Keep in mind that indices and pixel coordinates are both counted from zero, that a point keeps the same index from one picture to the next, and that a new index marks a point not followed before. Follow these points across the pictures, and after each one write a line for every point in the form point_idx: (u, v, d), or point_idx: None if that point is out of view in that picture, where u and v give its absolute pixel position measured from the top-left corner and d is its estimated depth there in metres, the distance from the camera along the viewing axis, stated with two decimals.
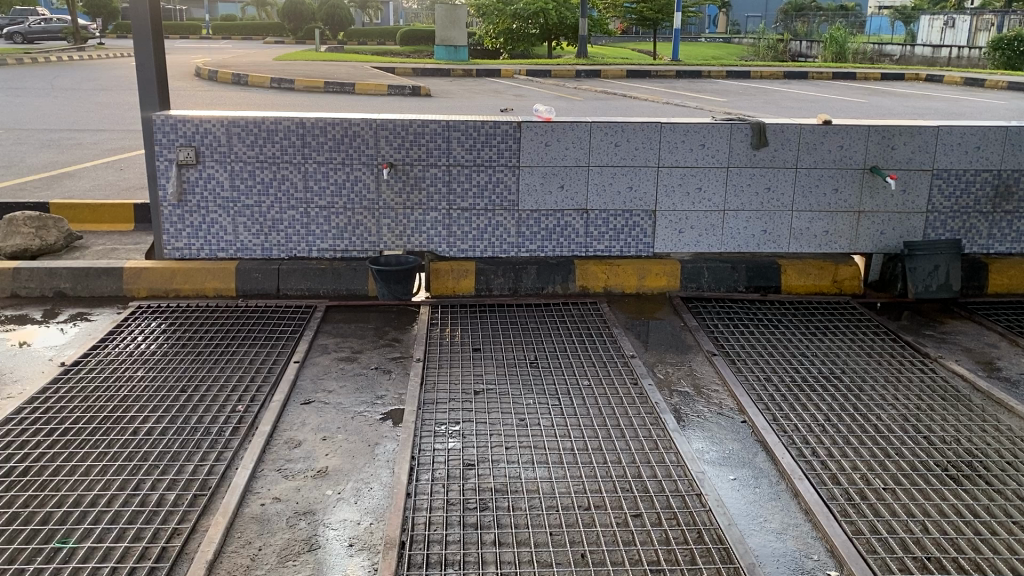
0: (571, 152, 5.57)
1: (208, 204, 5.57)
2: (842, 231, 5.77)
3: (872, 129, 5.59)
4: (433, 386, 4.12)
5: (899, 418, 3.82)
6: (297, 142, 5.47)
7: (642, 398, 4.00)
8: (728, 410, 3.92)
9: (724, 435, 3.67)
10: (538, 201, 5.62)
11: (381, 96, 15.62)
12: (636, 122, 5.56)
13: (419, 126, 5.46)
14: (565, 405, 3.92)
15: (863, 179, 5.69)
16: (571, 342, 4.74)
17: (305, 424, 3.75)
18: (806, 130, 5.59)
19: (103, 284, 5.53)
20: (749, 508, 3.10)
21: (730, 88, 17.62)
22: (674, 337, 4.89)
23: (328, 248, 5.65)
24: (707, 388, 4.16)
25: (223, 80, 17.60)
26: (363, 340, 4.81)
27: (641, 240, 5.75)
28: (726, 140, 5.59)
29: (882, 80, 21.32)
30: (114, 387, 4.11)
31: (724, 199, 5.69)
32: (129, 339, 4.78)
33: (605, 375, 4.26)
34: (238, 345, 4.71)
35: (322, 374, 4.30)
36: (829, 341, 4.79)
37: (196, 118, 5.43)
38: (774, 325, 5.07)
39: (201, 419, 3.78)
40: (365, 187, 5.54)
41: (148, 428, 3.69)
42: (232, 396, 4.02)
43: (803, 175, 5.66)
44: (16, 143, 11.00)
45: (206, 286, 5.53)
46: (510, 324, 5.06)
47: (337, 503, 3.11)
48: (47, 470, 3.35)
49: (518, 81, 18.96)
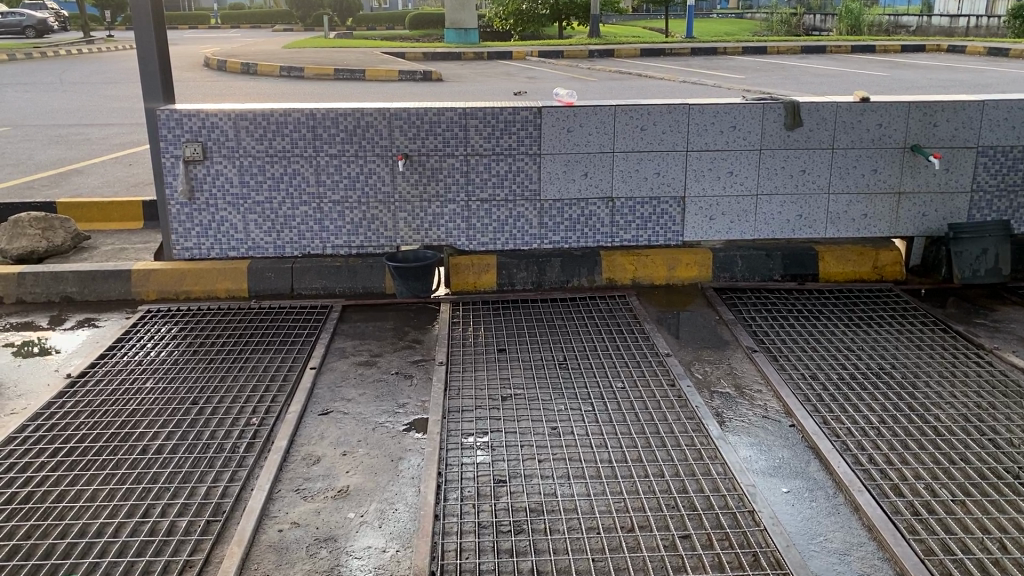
0: (595, 138, 5.29)
1: (218, 201, 5.35)
2: (881, 214, 5.48)
3: (914, 105, 5.29)
4: (458, 392, 3.89)
5: (959, 418, 3.56)
6: (308, 134, 5.22)
7: (681, 402, 3.75)
8: (774, 413, 3.67)
9: (772, 441, 3.43)
10: (561, 189, 5.36)
11: (392, 82, 15.33)
12: (662, 104, 5.28)
13: (435, 114, 5.21)
14: (600, 412, 3.67)
15: (903, 158, 5.40)
16: (601, 339, 4.48)
17: (324, 437, 3.53)
18: (843, 108, 5.30)
19: (111, 287, 5.31)
20: (807, 525, 2.86)
21: (746, 65, 17.18)
22: (709, 332, 4.63)
23: (343, 245, 5.43)
24: (749, 388, 3.91)
25: (233, 71, 17.37)
26: (383, 342, 4.58)
27: (670, 229, 5.48)
28: (758, 120, 5.31)
29: (902, 52, 20.83)
30: (124, 399, 3.90)
31: (757, 183, 5.40)
32: (137, 346, 4.56)
33: (640, 376, 4.01)
34: (251, 351, 4.48)
35: (340, 381, 4.08)
36: (875, 333, 4.52)
37: (202, 112, 5.20)
38: (814, 317, 4.80)
39: (214, 436, 3.56)
40: (380, 180, 5.30)
41: (158, 445, 3.48)
42: (247, 407, 3.80)
43: (840, 155, 5.38)
44: (25, 140, 10.84)
45: (217, 287, 5.30)
46: (535, 321, 4.81)
47: (360, 528, 2.89)
48: (51, 495, 3.14)
49: (529, 63, 18.59)
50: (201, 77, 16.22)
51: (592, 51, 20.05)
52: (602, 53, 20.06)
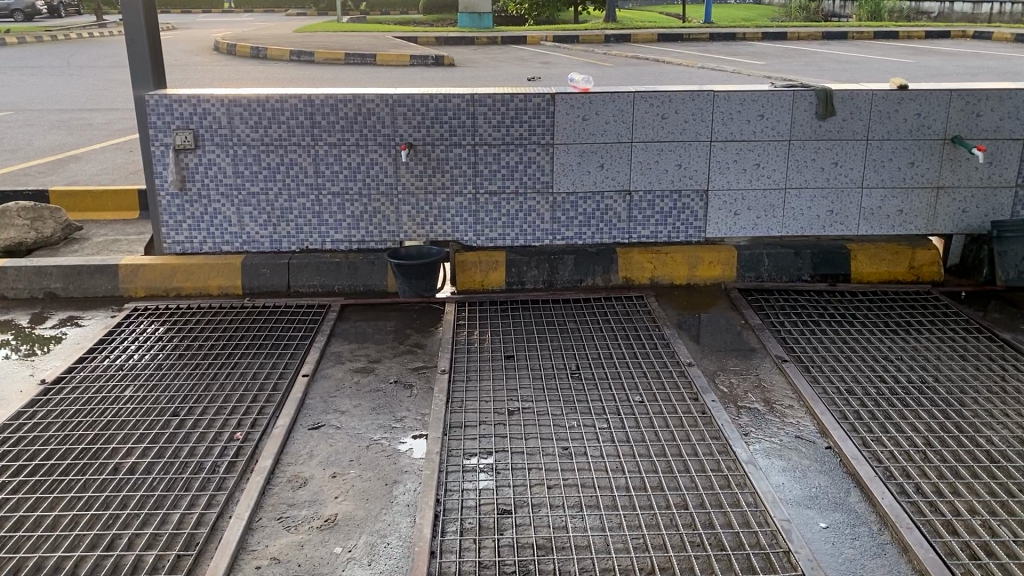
0: (612, 126, 4.95)
1: (211, 192, 5.04)
2: (918, 210, 5.12)
3: (956, 93, 4.91)
4: (461, 404, 3.57)
5: (1015, 441, 3.22)
6: (306, 121, 4.90)
7: (705, 419, 3.42)
8: (808, 433, 3.33)
9: (807, 467, 3.09)
10: (574, 181, 5.02)
11: (404, 67, 14.98)
12: (684, 91, 4.92)
13: (440, 101, 4.88)
14: (615, 430, 3.34)
15: (943, 151, 5.02)
16: (617, 346, 4.15)
17: (313, 455, 3.22)
18: (878, 97, 4.93)
19: (97, 283, 5.02)
20: (850, 569, 2.54)
21: (767, 51, 16.70)
22: (734, 338, 4.29)
23: (343, 240, 5.11)
24: (780, 404, 3.57)
25: (243, 55, 17.05)
26: (382, 346, 4.26)
27: (692, 224, 5.14)
28: (788, 109, 4.94)
29: (926, 39, 20.29)
30: (100, 408, 3.60)
31: (786, 175, 5.04)
32: (120, 348, 4.26)
33: (660, 389, 3.67)
34: (240, 355, 4.17)
35: (334, 390, 3.77)
36: (915, 341, 4.16)
37: (193, 97, 4.89)
38: (848, 322, 4.45)
39: (192, 453, 3.26)
40: (382, 170, 4.97)
41: (130, 464, 3.18)
42: (231, 420, 3.50)
43: (875, 147, 5.01)
44: (26, 125, 10.56)
45: (209, 283, 5.00)
46: (546, 324, 4.48)
47: (346, 566, 2.58)
48: (8, 522, 2.85)
49: (544, 48, 18.19)
50: (210, 61, 15.90)
51: (608, 36, 19.59)
52: (619, 38, 19.62)
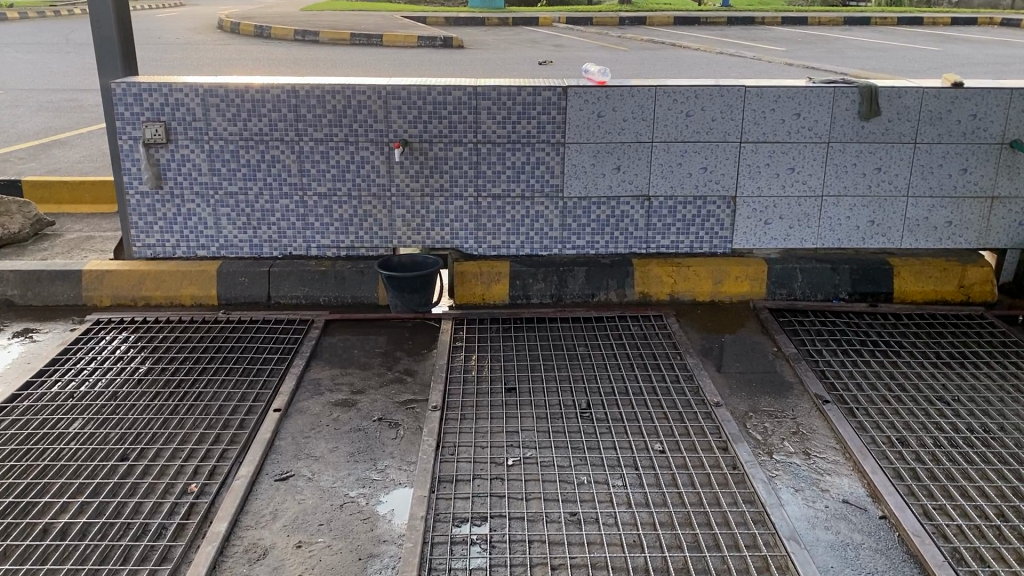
0: (631, 125, 4.42)
1: (184, 191, 4.54)
2: (969, 222, 4.60)
3: (1017, 92, 4.37)
4: (455, 452, 3.09)
5: None
6: (290, 114, 4.39)
7: (738, 477, 2.92)
8: (858, 498, 2.84)
9: (860, 544, 2.60)
10: (588, 185, 4.51)
11: (411, 47, 14.40)
12: (713, 85, 4.39)
13: (439, 93, 4.36)
14: (632, 490, 2.86)
15: (1000, 156, 4.48)
16: (634, 378, 3.65)
17: (277, 516, 2.74)
18: (930, 95, 4.40)
19: (59, 290, 4.55)
20: None
21: (788, 38, 16.04)
22: (765, 368, 3.79)
23: (330, 245, 4.63)
24: (822, 457, 3.08)
25: (246, 34, 16.53)
26: (367, 372, 3.78)
27: (717, 234, 4.63)
28: (828, 107, 4.41)
29: (951, 26, 19.56)
30: (38, 450, 3.13)
31: (823, 181, 4.53)
32: (74, 370, 3.78)
33: (683, 437, 3.19)
34: (206, 381, 3.69)
35: (309, 429, 3.29)
36: (974, 379, 3.65)
37: (164, 86, 4.38)
38: (894, 351, 3.94)
39: (136, 512, 2.79)
40: (374, 170, 4.47)
41: (62, 525, 2.71)
42: (186, 467, 3.02)
43: (923, 152, 4.48)
44: (13, 106, 10.05)
45: (181, 292, 4.53)
46: (553, 348, 3.99)
47: None
48: None
49: (556, 31, 17.59)
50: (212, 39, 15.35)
51: (622, 19, 18.92)
52: (634, 21, 18.95)
